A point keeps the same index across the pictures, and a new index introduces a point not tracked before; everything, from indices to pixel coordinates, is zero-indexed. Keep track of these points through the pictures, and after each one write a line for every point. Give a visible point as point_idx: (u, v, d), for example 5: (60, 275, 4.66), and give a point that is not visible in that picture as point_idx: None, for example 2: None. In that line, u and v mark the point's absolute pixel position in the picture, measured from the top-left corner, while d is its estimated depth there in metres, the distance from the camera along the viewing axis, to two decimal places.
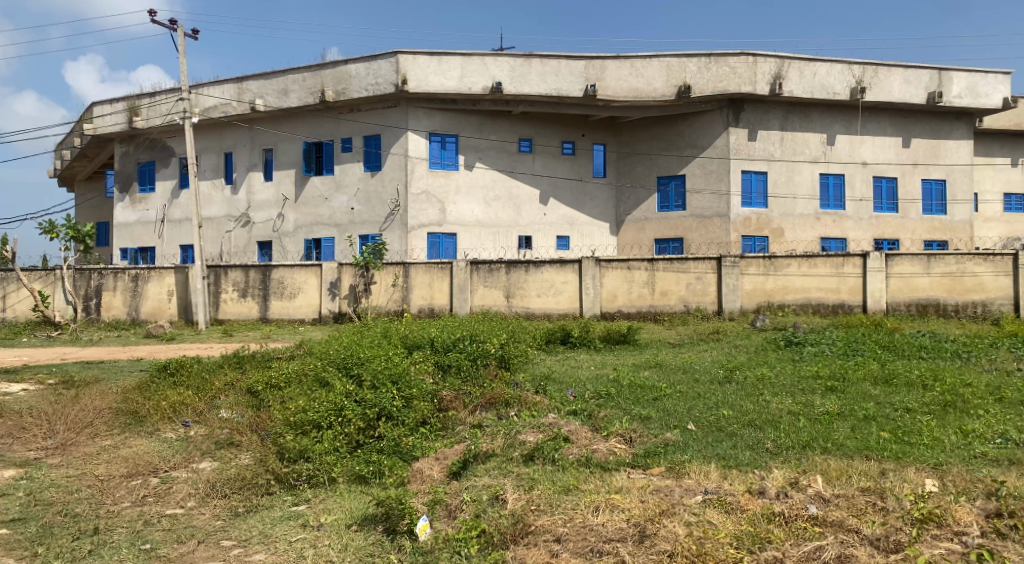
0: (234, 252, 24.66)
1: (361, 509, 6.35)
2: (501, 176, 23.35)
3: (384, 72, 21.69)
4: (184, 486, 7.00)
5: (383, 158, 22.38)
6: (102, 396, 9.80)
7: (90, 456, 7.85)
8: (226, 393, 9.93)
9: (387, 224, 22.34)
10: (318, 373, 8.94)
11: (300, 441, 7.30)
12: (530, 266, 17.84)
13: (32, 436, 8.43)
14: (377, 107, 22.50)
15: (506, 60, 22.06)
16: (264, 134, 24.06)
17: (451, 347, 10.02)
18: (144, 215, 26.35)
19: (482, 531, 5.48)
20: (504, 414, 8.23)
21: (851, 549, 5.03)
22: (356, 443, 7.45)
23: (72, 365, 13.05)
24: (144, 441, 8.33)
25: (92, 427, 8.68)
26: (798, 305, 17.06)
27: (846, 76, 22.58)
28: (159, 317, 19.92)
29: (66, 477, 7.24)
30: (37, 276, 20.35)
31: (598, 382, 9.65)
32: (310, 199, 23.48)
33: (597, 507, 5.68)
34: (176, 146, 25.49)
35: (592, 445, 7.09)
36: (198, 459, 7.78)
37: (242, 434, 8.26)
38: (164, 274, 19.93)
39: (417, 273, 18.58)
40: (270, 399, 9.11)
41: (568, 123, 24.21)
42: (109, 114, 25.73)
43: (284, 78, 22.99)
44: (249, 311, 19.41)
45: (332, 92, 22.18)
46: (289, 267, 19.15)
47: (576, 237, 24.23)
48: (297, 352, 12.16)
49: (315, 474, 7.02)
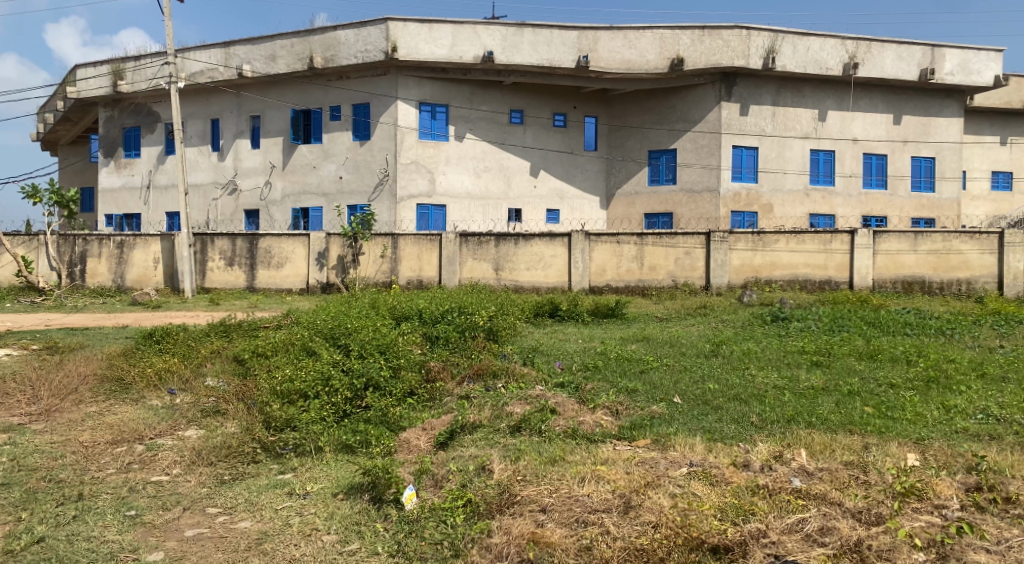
0: (222, 220, 24.50)
1: (348, 478, 6.36)
2: (491, 147, 23.19)
3: (374, 40, 21.35)
4: (170, 453, 6.99)
5: (371, 127, 22.17)
6: (87, 362, 9.76)
7: (75, 423, 7.79)
8: (213, 361, 9.91)
9: (376, 193, 22.21)
10: (304, 342, 8.89)
11: (286, 410, 7.29)
12: (520, 239, 17.80)
13: (16, 401, 8.35)
14: (367, 75, 22.22)
15: (498, 29, 21.76)
16: (252, 101, 23.77)
17: (438, 319, 9.98)
18: (129, 181, 26.08)
19: (469, 501, 5.52)
20: (491, 385, 8.28)
21: (834, 522, 5.05)
22: (343, 413, 7.48)
23: (56, 331, 12.96)
24: (130, 409, 8.28)
25: (77, 393, 8.63)
26: (785, 280, 17.13)
27: (839, 52, 22.47)
28: (145, 284, 19.78)
29: (50, 443, 7.19)
30: (20, 241, 20.12)
31: (586, 355, 9.68)
32: (297, 167, 23.25)
33: (582, 478, 5.72)
34: (162, 111, 25.12)
35: (579, 417, 7.12)
36: (185, 427, 7.77)
37: (228, 402, 8.23)
38: (150, 241, 19.76)
39: (406, 245, 18.51)
40: (256, 368, 9.08)
41: (559, 95, 23.99)
42: (92, 77, 25.21)
43: (273, 44, 22.63)
44: (236, 281, 19.28)
45: (320, 58, 21.90)
46: (277, 236, 19.01)
47: (565, 211, 24.20)
48: (285, 322, 12.11)
49: (301, 444, 7.01)
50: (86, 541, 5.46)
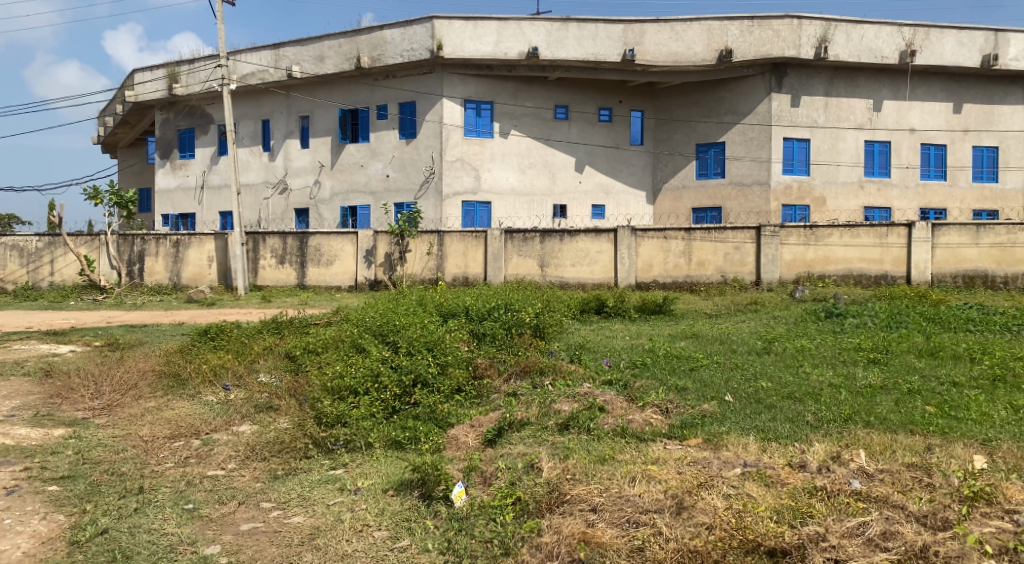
0: (273, 219, 24.93)
1: (398, 474, 6.38)
2: (536, 143, 23.10)
3: (419, 38, 21.46)
4: (226, 448, 7.11)
5: (417, 125, 22.29)
6: (146, 358, 10.02)
7: (135, 418, 7.98)
8: (266, 358, 10.06)
9: (422, 191, 22.34)
10: (353, 339, 8.95)
11: (337, 406, 7.39)
12: (565, 235, 17.71)
13: (80, 395, 8.56)
14: (413, 73, 22.33)
15: (544, 25, 21.70)
16: (301, 101, 24.12)
17: (485, 315, 9.96)
18: (184, 182, 26.72)
19: (517, 499, 5.49)
20: (538, 382, 8.23)
21: (897, 526, 4.88)
22: (392, 410, 7.51)
23: (118, 329, 13.30)
24: (187, 404, 8.44)
25: (138, 389, 8.86)
26: (839, 276, 16.69)
27: (895, 39, 21.81)
28: (200, 282, 20.26)
29: (112, 437, 7.38)
30: (83, 241, 20.79)
31: (634, 352, 9.57)
32: (345, 166, 23.53)
33: (633, 478, 5.65)
34: (216, 113, 25.65)
35: (628, 416, 7.03)
36: (239, 422, 7.89)
37: (281, 398, 8.35)
38: (205, 240, 20.22)
39: (452, 242, 18.58)
40: (308, 364, 9.19)
41: (605, 89, 23.78)
42: (149, 81, 25.91)
43: (321, 45, 22.94)
44: (287, 278, 19.59)
45: (367, 58, 22.10)
46: (325, 234, 19.26)
47: (611, 206, 24.01)
48: (335, 318, 12.23)
49: (352, 440, 7.06)
50: (147, 534, 5.56)
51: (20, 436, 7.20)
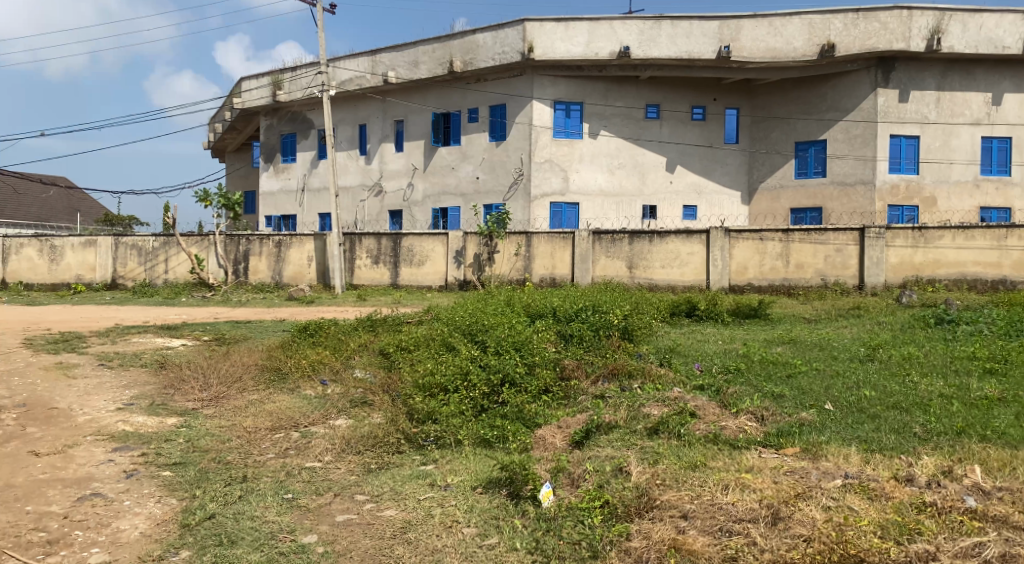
0: (367, 221, 25.63)
1: (486, 472, 6.42)
2: (626, 143, 22.87)
3: (511, 41, 21.60)
4: (323, 441, 7.33)
5: (507, 127, 22.43)
6: (249, 353, 10.47)
7: (239, 409, 8.33)
8: (360, 354, 10.32)
9: (511, 192, 22.48)
10: (444, 338, 9.08)
11: (428, 403, 7.50)
12: (656, 236, 17.47)
13: (190, 387, 9.02)
14: (504, 76, 22.49)
15: (636, 24, 21.46)
16: (395, 106, 24.68)
17: (572, 317, 9.90)
18: (286, 185, 27.80)
19: (606, 502, 5.45)
20: (627, 385, 8.13)
21: (1018, 549, 4.58)
22: (481, 408, 7.54)
23: (223, 324, 13.95)
24: (287, 397, 8.75)
25: (242, 382, 9.26)
26: (951, 280, 15.81)
27: (1017, 28, 20.52)
28: (299, 281, 21.01)
29: (220, 427, 7.73)
30: (194, 241, 21.94)
31: (727, 357, 9.33)
32: (437, 169, 23.95)
33: (726, 485, 5.50)
34: (316, 119, 26.56)
35: (721, 422, 6.85)
36: (335, 416, 8.12)
37: (375, 394, 8.55)
38: (305, 240, 20.96)
39: (540, 243, 18.60)
40: (401, 361, 9.36)
41: (699, 88, 23.29)
42: (255, 89, 27.17)
43: (415, 50, 23.41)
44: (381, 278, 20.09)
45: (460, 62, 22.40)
46: (418, 235, 19.64)
47: (704, 207, 23.52)
48: (426, 317, 12.45)
49: (442, 436, 7.15)
50: (251, 520, 5.73)
51: (138, 424, 7.63)
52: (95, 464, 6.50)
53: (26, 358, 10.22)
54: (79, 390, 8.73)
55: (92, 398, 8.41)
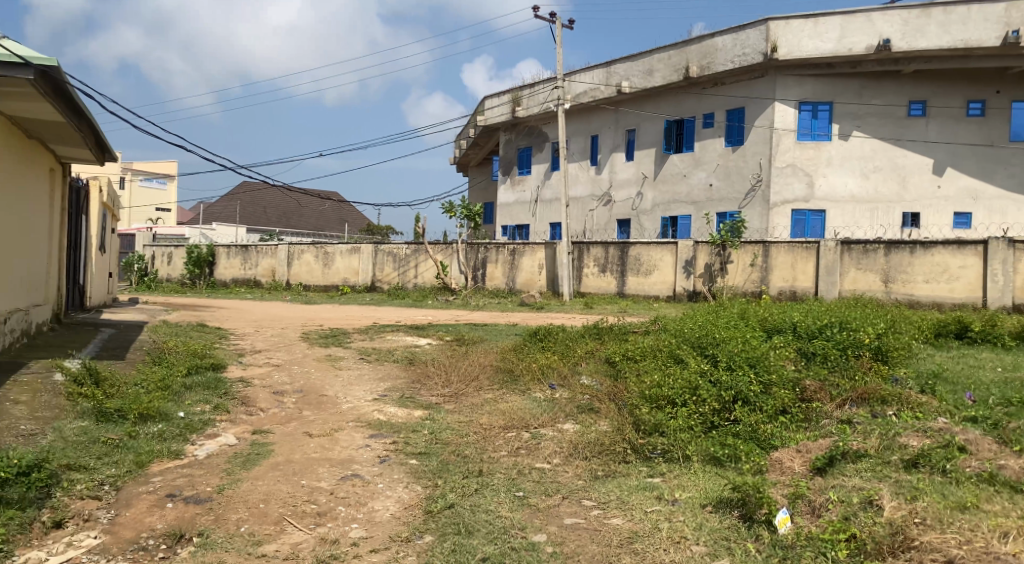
0: (597, 229, 26.07)
1: (716, 491, 6.23)
2: (884, 144, 21.06)
3: (753, 42, 20.83)
4: (551, 444, 7.53)
5: (746, 132, 21.59)
6: (487, 354, 11.05)
7: (476, 407, 8.81)
8: (587, 361, 10.46)
9: (747, 200, 21.63)
10: (672, 350, 8.96)
11: (655, 415, 7.43)
12: (918, 247, 15.98)
13: (433, 383, 9.72)
14: (744, 78, 21.64)
15: (898, 14, 19.82)
16: (628, 115, 24.69)
17: (815, 334, 9.28)
18: (521, 197, 29.03)
19: (853, 536, 5.08)
20: (879, 412, 7.45)
21: None
22: (711, 424, 7.34)
23: (463, 326, 14.86)
24: (518, 398, 9.09)
25: (478, 380, 9.80)
26: None
27: None
28: (531, 288, 21.76)
29: (459, 422, 8.22)
30: (440, 249, 23.63)
31: (1008, 387, 8.24)
32: (668, 177, 23.67)
33: (1006, 535, 4.90)
34: (551, 131, 27.29)
35: (998, 461, 6.06)
36: (563, 420, 8.30)
37: (602, 402, 8.61)
38: (536, 249, 21.68)
39: (779, 253, 17.73)
40: (628, 370, 9.35)
41: (977, 80, 20.76)
42: (497, 107, 28.78)
43: (651, 58, 23.36)
44: (608, 286, 20.23)
45: (697, 67, 21.98)
46: (647, 244, 19.57)
47: (980, 214, 21.03)
48: (655, 326, 12.37)
49: (670, 450, 7.05)
50: (486, 513, 5.99)
51: (390, 414, 8.36)
52: (355, 448, 7.21)
53: (302, 350, 11.63)
54: (344, 380, 9.76)
55: (353, 388, 9.36)
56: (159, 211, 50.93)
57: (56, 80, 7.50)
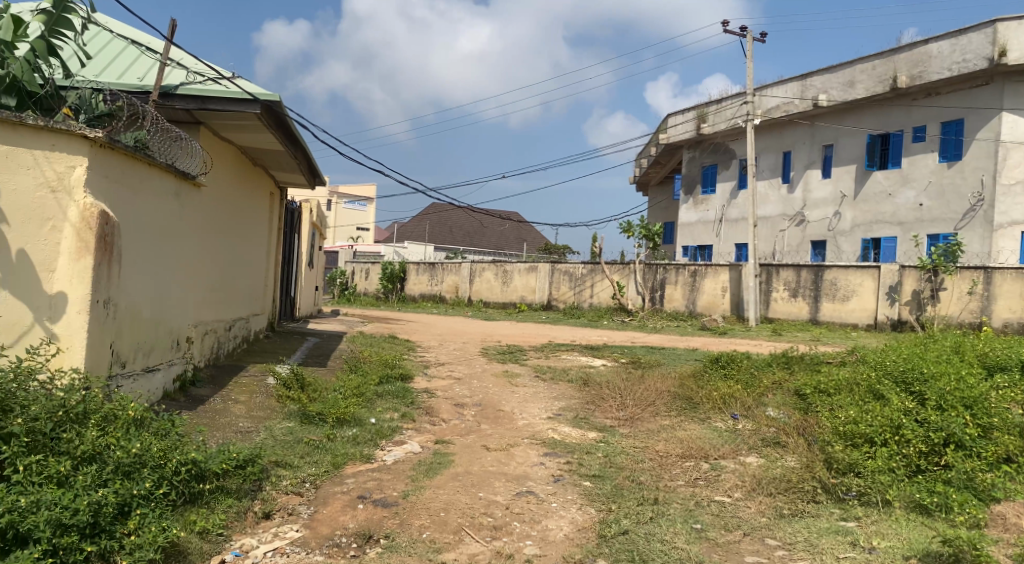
0: (788, 251, 24.92)
1: (923, 543, 5.62)
2: None
3: (975, 47, 19.10)
4: (732, 476, 7.19)
5: (965, 145, 19.74)
6: (663, 380, 10.82)
7: (652, 432, 8.61)
8: (774, 393, 9.92)
9: (965, 221, 19.73)
10: (871, 385, 8.29)
11: (850, 453, 6.87)
12: None
13: (609, 405, 9.66)
14: (964, 87, 19.85)
15: None
16: (825, 130, 23.40)
17: None
18: (704, 216, 28.31)
19: None
20: None
21: None
22: (917, 468, 6.62)
23: (640, 349, 14.66)
24: (697, 427, 8.79)
25: (654, 406, 9.61)
26: None
27: None
28: (712, 311, 21.12)
29: (634, 447, 8.07)
30: (616, 269, 23.56)
31: None
32: (871, 196, 22.18)
33: None
34: (738, 149, 26.43)
35: None
36: (746, 453, 7.91)
37: (789, 436, 8.12)
38: (719, 271, 21.02)
39: (1004, 280, 15.98)
40: (819, 404, 8.75)
41: None
42: (681, 123, 28.38)
43: (852, 69, 22.07)
44: (800, 312, 19.26)
45: (906, 77, 20.51)
46: (843, 268, 18.39)
47: None
48: (849, 358, 11.55)
49: (866, 492, 6.49)
50: (661, 543, 5.76)
51: (565, 433, 8.40)
52: (530, 465, 7.30)
53: (483, 365, 12.00)
54: (521, 397, 9.94)
55: (531, 405, 9.50)
56: (359, 231, 54.83)
57: (279, 112, 8.31)
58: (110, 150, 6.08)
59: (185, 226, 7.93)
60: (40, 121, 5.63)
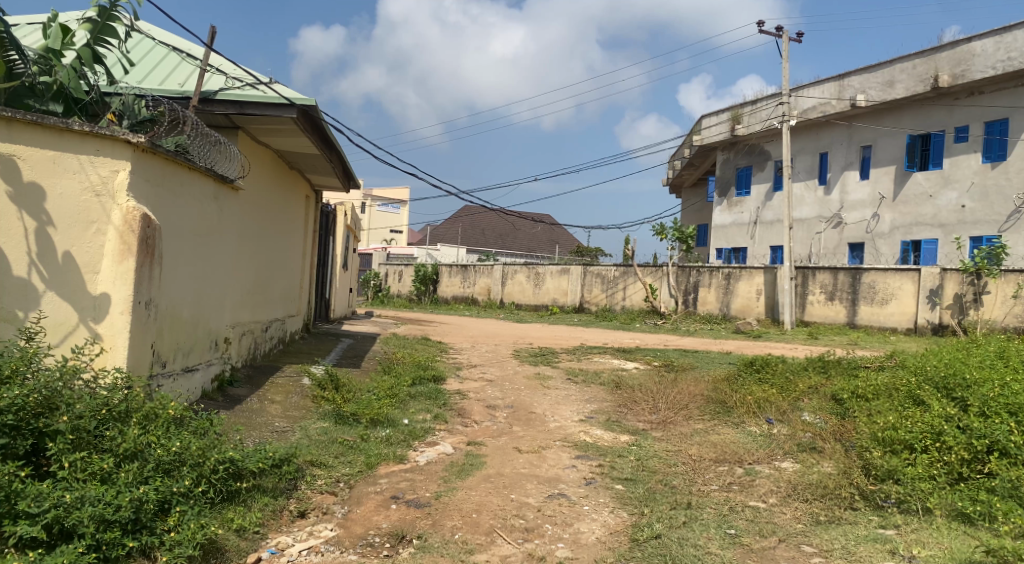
0: (825, 254, 24.57)
1: (964, 552, 5.44)
2: None
3: (1021, 44, 18.65)
4: (767, 482, 7.09)
5: (1010, 145, 19.31)
6: (697, 384, 10.74)
7: (685, 436, 8.54)
8: (810, 396, 9.79)
9: (1010, 223, 19.31)
10: (911, 391, 8.14)
11: (890, 460, 6.74)
12: None
13: (641, 409, 9.61)
14: (1008, 85, 19.42)
15: None
16: (864, 130, 23.02)
17: None
18: (739, 218, 28.00)
19: None
20: None
21: None
22: (960, 476, 6.46)
23: (673, 351, 14.57)
24: (731, 431, 8.70)
25: (688, 409, 9.54)
26: None
27: None
28: (747, 314, 20.88)
29: (667, 451, 8.02)
30: (649, 271, 23.39)
31: None
32: (911, 197, 21.78)
33: None
34: (774, 150, 26.13)
35: None
36: (781, 458, 7.81)
37: (826, 441, 8.01)
38: (754, 273, 20.77)
39: None
40: (856, 410, 8.61)
41: None
42: (715, 124, 28.18)
43: (891, 69, 21.70)
44: (837, 315, 18.97)
45: (948, 76, 20.11)
46: (882, 271, 18.09)
47: None
48: (888, 362, 11.34)
49: (906, 500, 6.35)
50: (694, 548, 5.71)
51: (596, 436, 8.37)
52: (562, 468, 7.30)
53: (514, 367, 12.02)
54: (552, 399, 9.93)
55: (562, 408, 9.49)
56: (392, 234, 55.40)
57: (315, 117, 8.44)
58: (152, 153, 6.23)
59: (224, 229, 8.08)
60: (86, 127, 5.78)
